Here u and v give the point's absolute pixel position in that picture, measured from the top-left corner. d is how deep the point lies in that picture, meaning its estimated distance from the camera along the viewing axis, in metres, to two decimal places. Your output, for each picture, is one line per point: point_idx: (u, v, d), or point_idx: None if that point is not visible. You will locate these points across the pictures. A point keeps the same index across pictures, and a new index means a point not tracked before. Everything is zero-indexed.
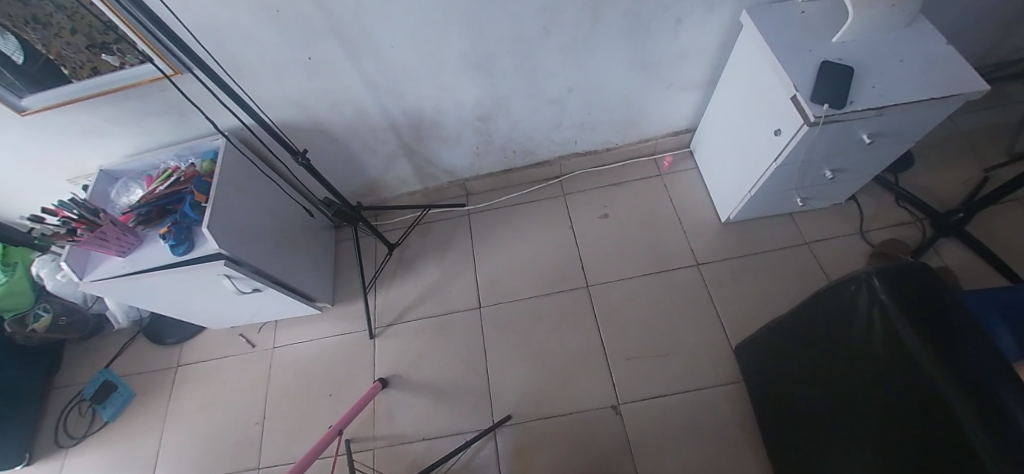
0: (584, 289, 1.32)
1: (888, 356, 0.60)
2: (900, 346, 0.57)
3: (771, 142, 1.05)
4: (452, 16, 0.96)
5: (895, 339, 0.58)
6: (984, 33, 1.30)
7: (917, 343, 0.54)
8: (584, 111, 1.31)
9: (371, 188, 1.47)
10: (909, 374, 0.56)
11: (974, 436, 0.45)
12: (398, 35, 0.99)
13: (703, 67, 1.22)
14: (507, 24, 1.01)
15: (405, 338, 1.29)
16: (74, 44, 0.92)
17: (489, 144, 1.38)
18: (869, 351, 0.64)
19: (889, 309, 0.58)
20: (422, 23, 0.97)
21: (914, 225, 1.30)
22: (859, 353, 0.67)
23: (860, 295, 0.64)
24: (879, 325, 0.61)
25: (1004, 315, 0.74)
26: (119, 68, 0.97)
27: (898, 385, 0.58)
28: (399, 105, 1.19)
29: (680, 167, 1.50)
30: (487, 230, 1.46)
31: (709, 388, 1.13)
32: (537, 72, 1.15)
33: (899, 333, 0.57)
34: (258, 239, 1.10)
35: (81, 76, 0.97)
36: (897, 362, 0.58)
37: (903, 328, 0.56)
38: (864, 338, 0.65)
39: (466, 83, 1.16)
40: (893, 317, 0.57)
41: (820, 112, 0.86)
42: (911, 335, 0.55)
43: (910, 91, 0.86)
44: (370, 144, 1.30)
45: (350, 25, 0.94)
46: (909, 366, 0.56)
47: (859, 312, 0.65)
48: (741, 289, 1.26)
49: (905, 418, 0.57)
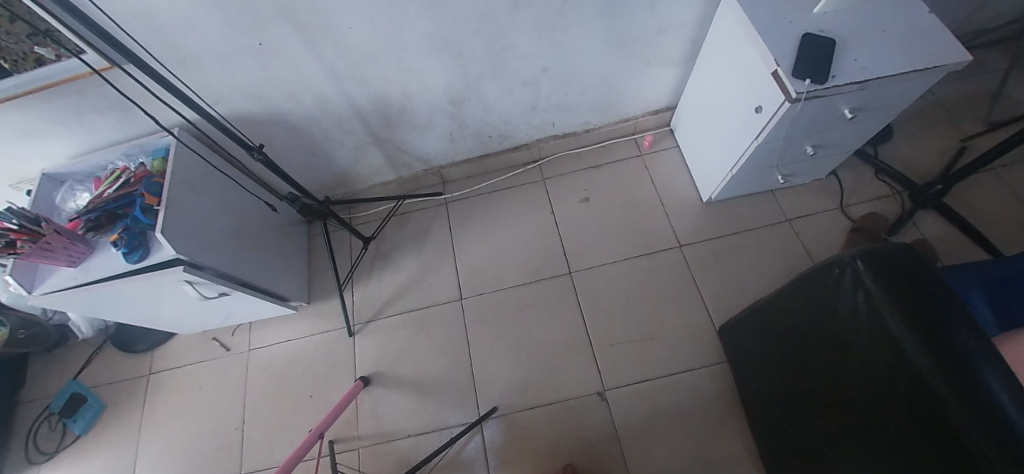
0: (566, 275, 1.29)
1: (873, 342, 0.59)
2: (885, 333, 0.55)
3: (752, 119, 1.02)
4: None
5: (881, 325, 0.56)
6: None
7: (901, 329, 0.52)
8: (561, 92, 1.26)
9: (342, 180, 1.41)
10: (896, 361, 0.54)
11: (964, 427, 0.44)
12: (356, 16, 0.91)
13: (681, 42, 1.17)
14: (475, 3, 0.94)
15: (386, 334, 1.26)
16: (13, 33, 0.83)
17: (463, 129, 1.31)
18: (855, 334, 0.63)
19: (873, 295, 0.56)
20: (382, 3, 0.89)
21: (893, 198, 1.30)
22: (845, 338, 0.65)
23: (845, 280, 0.62)
24: (863, 311, 0.60)
25: None
26: (54, 61, 0.88)
27: (884, 372, 0.57)
28: (364, 92, 1.12)
29: (660, 146, 1.46)
30: (466, 218, 1.42)
31: (692, 370, 1.13)
32: (509, 52, 1.09)
33: (883, 319, 0.55)
34: (220, 242, 1.03)
35: (23, 68, 0.87)
36: (883, 348, 0.57)
37: (887, 315, 0.54)
38: (849, 321, 0.64)
39: (434, 65, 1.09)
40: (876, 303, 0.55)
41: (802, 88, 0.83)
42: (895, 322, 0.53)
43: (892, 64, 0.83)
44: (336, 134, 1.22)
45: (302, 8, 0.86)
46: (895, 353, 0.54)
47: (843, 294, 0.64)
48: (722, 269, 1.25)
49: (894, 404, 0.56)
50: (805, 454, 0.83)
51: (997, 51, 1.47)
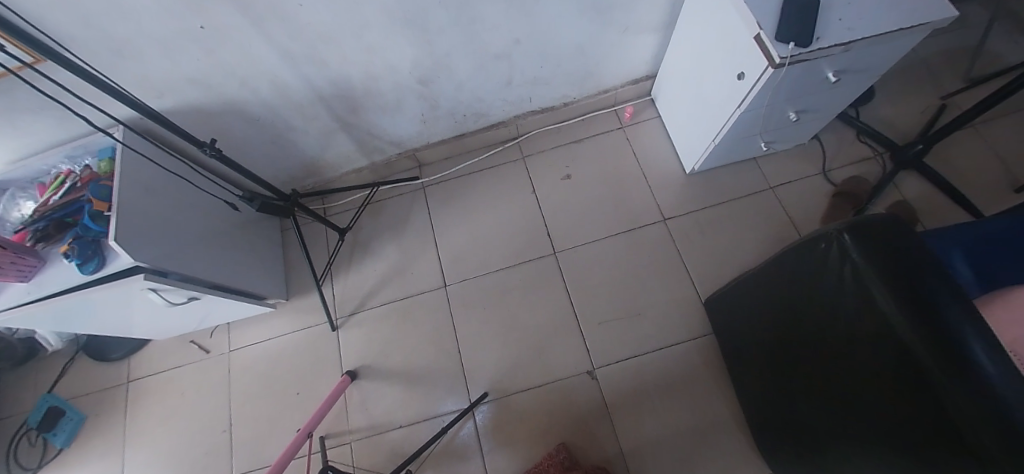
0: (551, 255, 1.27)
1: (861, 315, 0.58)
2: (874, 306, 0.54)
3: (733, 87, 0.99)
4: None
5: (868, 300, 0.55)
6: None
7: (889, 303, 0.51)
8: (537, 65, 1.19)
9: (311, 170, 1.33)
10: (886, 335, 0.53)
11: (952, 398, 0.44)
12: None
13: (661, 6, 1.10)
14: None
15: (370, 326, 1.24)
16: None
17: (436, 110, 1.25)
18: (845, 308, 0.62)
19: (861, 269, 0.55)
20: None
21: (875, 160, 1.30)
22: (836, 313, 0.64)
23: (835, 254, 0.61)
24: (852, 284, 0.58)
25: None
26: None
27: (875, 346, 0.56)
28: (324, 75, 1.04)
29: (642, 117, 1.41)
30: (445, 202, 1.36)
31: (679, 344, 1.15)
32: (478, 24, 1.02)
33: (871, 293, 0.54)
34: (181, 245, 0.97)
35: None
36: (872, 322, 0.56)
37: (875, 288, 0.53)
38: (837, 295, 0.63)
39: (398, 42, 1.01)
40: (864, 278, 0.54)
41: (786, 52, 0.81)
42: (883, 296, 0.52)
43: (877, 24, 0.82)
44: (298, 121, 1.14)
45: None
46: (884, 326, 0.53)
47: (832, 268, 0.62)
48: (707, 241, 1.24)
49: (888, 379, 0.55)
50: (792, 421, 0.85)
51: (977, 3, 1.45)
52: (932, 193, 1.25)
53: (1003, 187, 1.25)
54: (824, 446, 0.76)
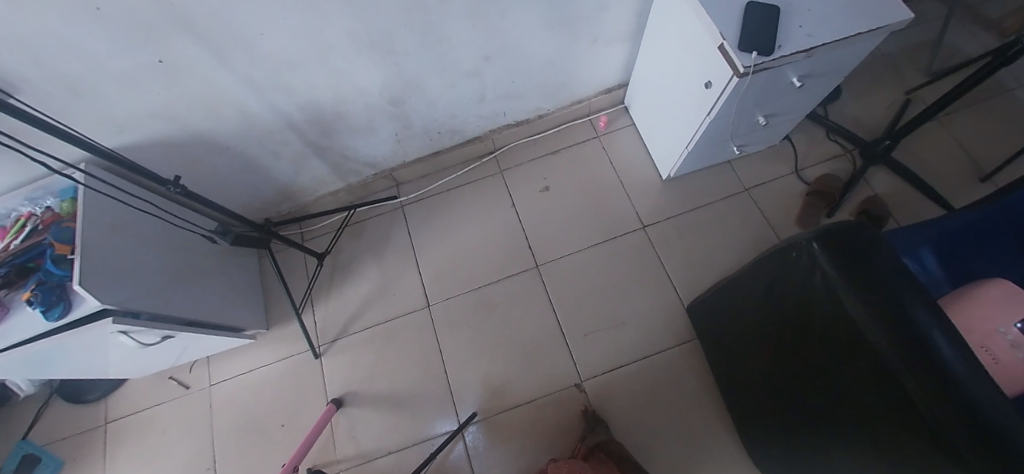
0: (534, 269, 1.27)
1: (832, 322, 0.58)
2: (842, 312, 0.54)
3: (701, 95, 1.00)
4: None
5: (836, 306, 0.55)
6: None
7: (857, 309, 0.51)
8: (508, 79, 1.19)
9: (286, 196, 1.30)
10: (854, 340, 0.54)
11: (916, 401, 0.44)
12: (267, 19, 0.82)
13: (627, 16, 1.12)
14: None
15: (353, 351, 1.22)
16: None
17: (409, 129, 1.23)
18: (817, 315, 0.62)
19: (828, 277, 0.55)
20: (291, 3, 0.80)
21: (845, 157, 1.32)
22: (810, 319, 0.65)
23: (805, 263, 0.61)
24: (820, 292, 0.59)
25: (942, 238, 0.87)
26: None
27: (847, 352, 0.56)
28: (292, 102, 1.02)
29: (616, 125, 1.42)
30: (424, 221, 1.35)
31: (665, 351, 1.15)
32: (444, 42, 1.01)
33: (839, 300, 0.54)
34: (152, 283, 0.95)
35: None
36: (843, 329, 0.56)
37: (842, 295, 0.53)
38: (810, 301, 0.63)
39: (366, 65, 1.00)
40: (831, 284, 0.54)
41: (749, 61, 0.82)
42: (850, 303, 0.52)
43: (836, 30, 0.84)
44: (268, 149, 1.12)
45: (202, 16, 0.77)
46: (854, 333, 0.54)
47: (803, 276, 0.63)
48: (687, 247, 1.25)
49: (861, 385, 0.55)
50: (778, 426, 0.85)
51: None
52: (902, 187, 1.28)
53: (968, 177, 1.29)
54: (808, 450, 0.76)
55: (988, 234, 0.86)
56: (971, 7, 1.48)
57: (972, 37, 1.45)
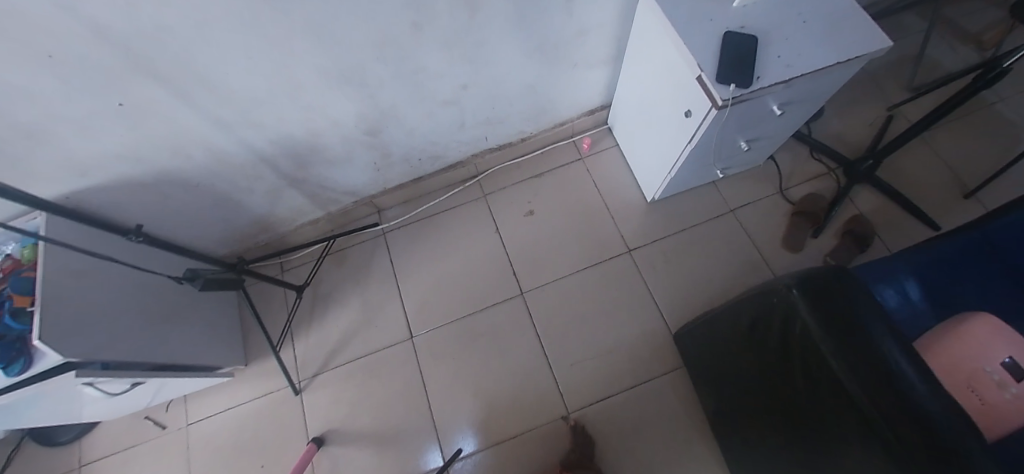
0: (518, 297, 1.25)
1: (810, 367, 0.57)
2: (819, 360, 0.53)
3: (682, 123, 0.99)
4: (297, 28, 0.78)
5: (815, 354, 0.54)
6: None
7: (835, 358, 0.50)
8: (488, 106, 1.17)
9: (264, 226, 1.27)
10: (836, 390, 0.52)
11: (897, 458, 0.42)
12: (232, 58, 0.79)
13: (607, 40, 1.10)
14: (367, 29, 0.84)
15: (335, 386, 1.19)
16: None
17: (388, 157, 1.20)
18: (798, 360, 0.60)
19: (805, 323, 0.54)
20: (255, 41, 0.78)
21: (829, 176, 1.32)
22: (792, 363, 0.63)
23: (783, 306, 0.60)
24: (798, 336, 0.58)
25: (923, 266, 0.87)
26: None
27: (829, 401, 0.54)
28: (263, 137, 0.99)
29: (601, 146, 1.40)
30: (406, 248, 1.32)
31: (652, 380, 1.13)
32: (420, 74, 0.99)
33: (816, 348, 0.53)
34: (118, 330, 0.91)
35: None
36: (820, 376, 0.55)
37: (820, 345, 0.51)
38: (791, 346, 0.61)
39: (339, 98, 0.97)
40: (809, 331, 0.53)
41: (727, 94, 0.81)
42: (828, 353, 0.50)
43: (815, 60, 0.82)
44: (242, 184, 1.09)
45: (161, 57, 0.74)
46: (832, 382, 0.52)
47: (783, 320, 0.62)
48: (673, 271, 1.23)
49: (844, 437, 0.52)
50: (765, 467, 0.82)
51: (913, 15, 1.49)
52: (887, 205, 1.28)
53: (952, 193, 1.29)
54: None
55: (967, 268, 0.87)
56: (951, 21, 1.49)
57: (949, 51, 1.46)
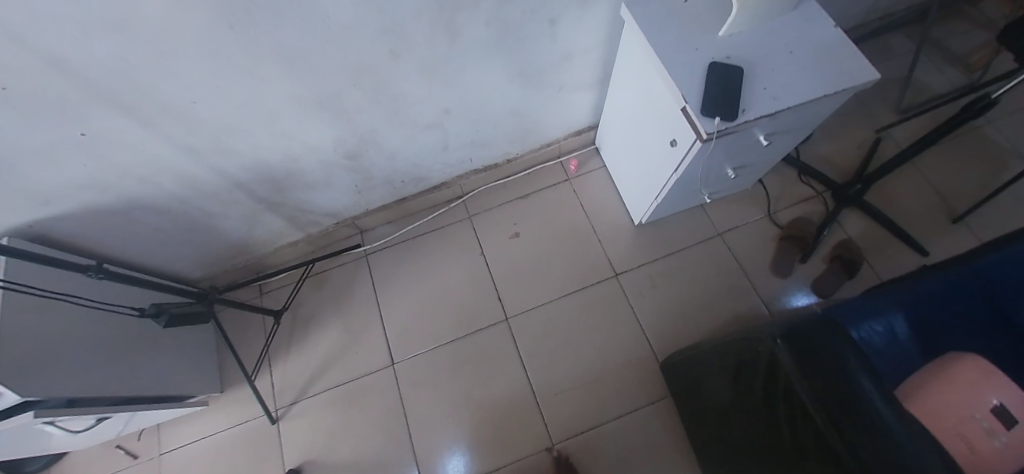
0: (503, 322, 1.22)
1: (796, 421, 0.55)
2: (802, 412, 0.52)
3: (668, 152, 0.97)
4: (268, 56, 0.75)
5: (803, 410, 0.52)
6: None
7: (818, 412, 0.49)
8: (472, 129, 1.14)
9: (243, 248, 1.24)
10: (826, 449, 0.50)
11: None
12: (201, 87, 0.76)
13: (593, 63, 1.09)
14: (342, 56, 0.81)
15: (313, 415, 1.16)
16: None
17: (370, 180, 1.18)
18: (784, 413, 0.58)
19: (790, 375, 0.52)
20: (225, 70, 0.75)
21: (817, 199, 1.31)
22: (777, 414, 0.61)
23: (768, 356, 0.59)
24: (784, 389, 0.56)
25: (912, 302, 0.84)
26: None
27: (817, 459, 0.52)
28: (237, 163, 0.96)
29: (588, 168, 1.39)
30: (389, 271, 1.30)
31: (637, 410, 1.11)
32: (399, 99, 0.96)
33: (803, 402, 0.51)
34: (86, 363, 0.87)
35: None
36: (807, 430, 0.53)
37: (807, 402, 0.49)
38: (776, 397, 0.60)
39: (315, 124, 0.94)
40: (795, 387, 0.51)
41: (712, 128, 0.78)
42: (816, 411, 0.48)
43: (802, 91, 0.80)
44: (216, 209, 1.06)
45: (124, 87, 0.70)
46: (819, 436, 0.50)
47: (767, 369, 0.60)
48: (661, 296, 1.21)
49: None
50: None
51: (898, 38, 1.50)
52: (875, 229, 1.27)
53: (941, 217, 1.28)
54: None
55: (955, 309, 0.84)
56: (936, 44, 1.49)
57: (935, 73, 1.47)
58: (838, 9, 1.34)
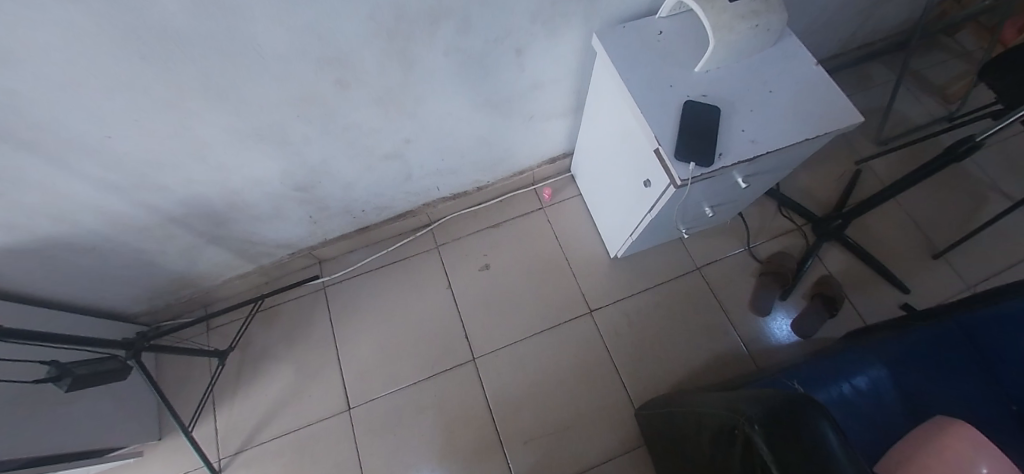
0: (470, 362, 1.15)
1: None
2: None
3: (642, 191, 0.91)
4: (192, 88, 0.65)
5: None
6: (839, 22, 1.25)
7: None
8: (437, 158, 1.08)
9: (188, 281, 1.15)
10: None
11: None
12: (117, 121, 0.66)
13: (565, 92, 1.04)
14: (283, 87, 0.72)
15: (261, 466, 1.06)
16: None
17: (326, 210, 1.10)
18: None
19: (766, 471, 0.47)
20: (143, 103, 0.65)
21: (796, 232, 1.27)
22: None
23: (743, 441, 0.53)
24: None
25: (898, 361, 0.79)
26: None
27: None
28: (169, 197, 0.86)
29: (561, 196, 1.34)
30: (349, 305, 1.23)
31: (611, 460, 1.04)
32: (353, 130, 0.88)
33: None
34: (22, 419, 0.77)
35: None
36: None
37: None
38: None
39: (259, 158, 0.86)
40: None
41: (687, 174, 0.72)
42: None
43: (783, 135, 0.75)
44: (151, 243, 0.97)
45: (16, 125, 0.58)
46: None
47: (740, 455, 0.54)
48: (636, 335, 1.15)
49: None
50: None
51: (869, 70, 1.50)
52: (856, 265, 1.23)
53: (921, 253, 1.25)
54: None
55: (948, 370, 0.77)
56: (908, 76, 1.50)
57: (911, 104, 1.46)
58: (816, 39, 1.32)
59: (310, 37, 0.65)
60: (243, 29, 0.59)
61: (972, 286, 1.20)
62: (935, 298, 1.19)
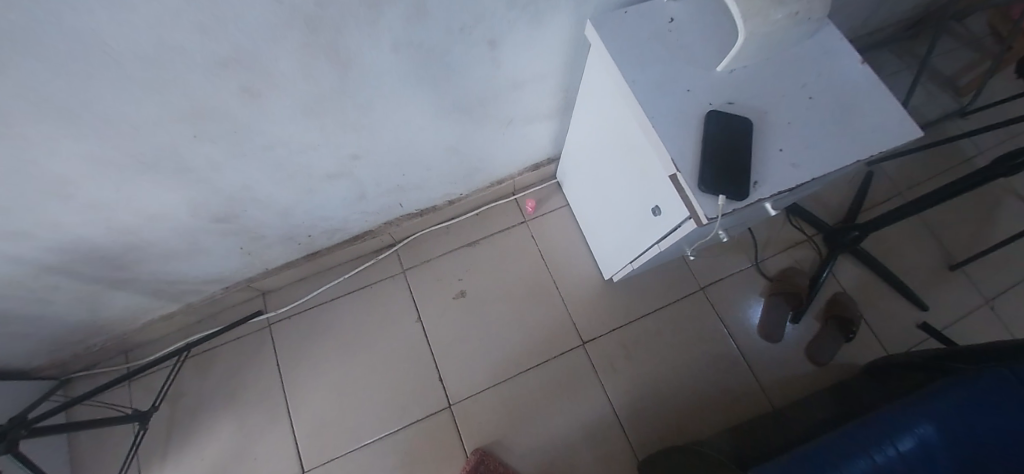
0: (446, 409, 0.99)
1: None
2: None
3: (647, 218, 0.75)
4: (18, 114, 0.42)
5: None
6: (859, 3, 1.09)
7: None
8: (396, 173, 0.89)
9: (94, 329, 0.93)
10: None
11: None
12: None
13: (550, 91, 0.86)
14: (162, 104, 0.50)
15: None
16: None
17: (262, 239, 0.90)
18: None
19: None
20: None
21: (807, 244, 1.15)
22: None
23: None
24: None
25: (949, 421, 0.66)
26: None
27: None
28: (33, 249, 0.64)
29: (546, 207, 1.16)
30: (302, 344, 1.04)
31: None
32: (280, 149, 0.68)
33: None
34: None
35: None
36: None
37: None
38: None
39: (154, 190, 0.64)
40: None
41: (715, 213, 0.55)
42: None
43: (829, 156, 0.59)
44: (26, 301, 0.74)
45: None
46: None
47: None
48: (635, 369, 1.02)
49: None
50: None
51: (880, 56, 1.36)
52: (870, 280, 1.12)
53: (937, 263, 1.15)
54: None
55: (1010, 426, 0.65)
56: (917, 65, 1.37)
57: (921, 96, 1.34)
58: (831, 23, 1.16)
59: (193, 32, 0.42)
60: (75, 26, 0.35)
61: (990, 299, 1.11)
62: (952, 314, 1.09)
